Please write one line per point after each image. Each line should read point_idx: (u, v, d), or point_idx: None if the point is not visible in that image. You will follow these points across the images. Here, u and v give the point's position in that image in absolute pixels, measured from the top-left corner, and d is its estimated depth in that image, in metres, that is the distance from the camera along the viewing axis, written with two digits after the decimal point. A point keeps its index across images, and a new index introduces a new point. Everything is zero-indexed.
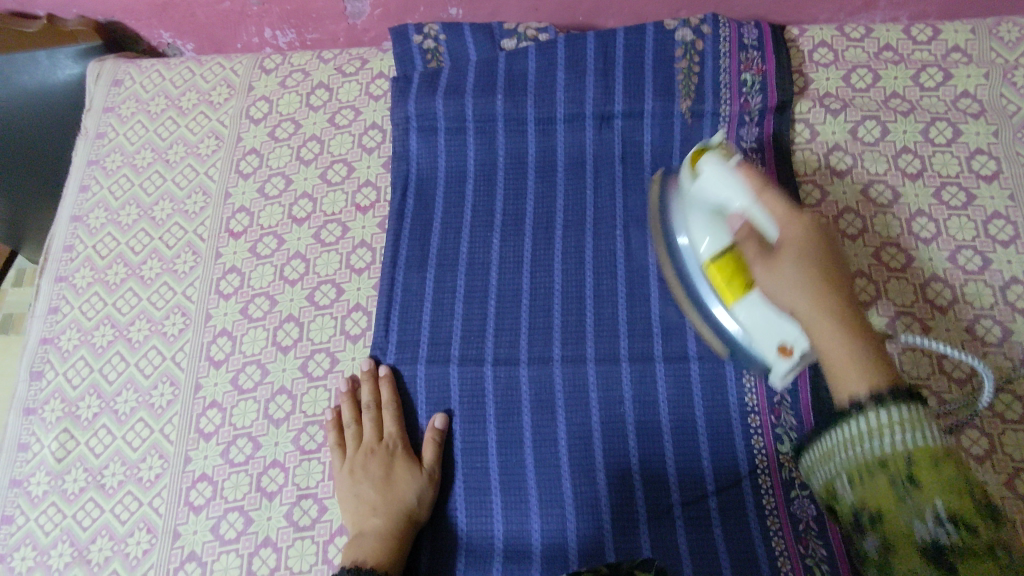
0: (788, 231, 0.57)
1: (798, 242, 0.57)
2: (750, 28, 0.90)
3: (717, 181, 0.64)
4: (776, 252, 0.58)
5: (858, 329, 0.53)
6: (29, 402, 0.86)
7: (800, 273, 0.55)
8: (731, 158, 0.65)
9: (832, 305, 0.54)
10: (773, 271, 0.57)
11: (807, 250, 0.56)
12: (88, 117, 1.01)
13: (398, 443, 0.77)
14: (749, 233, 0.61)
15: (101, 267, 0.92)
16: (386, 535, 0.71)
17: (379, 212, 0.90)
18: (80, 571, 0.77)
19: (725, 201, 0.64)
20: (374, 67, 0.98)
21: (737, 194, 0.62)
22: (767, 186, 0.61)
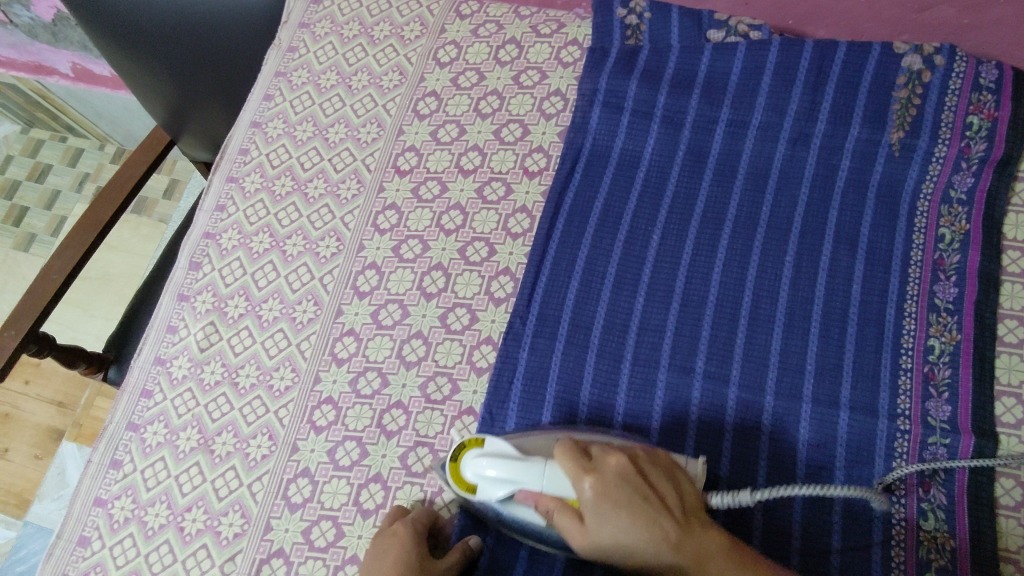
0: (599, 476, 0.59)
1: (609, 480, 0.59)
2: (990, 67, 0.81)
3: (497, 479, 0.64)
4: (587, 523, 0.58)
5: (670, 527, 0.57)
6: (185, 289, 0.90)
7: (630, 517, 0.57)
8: (485, 446, 0.67)
9: (666, 540, 0.56)
10: (603, 497, 0.58)
11: (656, 523, 0.56)
12: (284, 30, 1.04)
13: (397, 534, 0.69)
14: (562, 506, 0.60)
15: (270, 176, 0.95)
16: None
17: (545, 180, 0.88)
18: (203, 458, 0.81)
19: (524, 485, 0.62)
20: (570, 32, 0.95)
21: (533, 477, 0.62)
22: (573, 458, 0.61)
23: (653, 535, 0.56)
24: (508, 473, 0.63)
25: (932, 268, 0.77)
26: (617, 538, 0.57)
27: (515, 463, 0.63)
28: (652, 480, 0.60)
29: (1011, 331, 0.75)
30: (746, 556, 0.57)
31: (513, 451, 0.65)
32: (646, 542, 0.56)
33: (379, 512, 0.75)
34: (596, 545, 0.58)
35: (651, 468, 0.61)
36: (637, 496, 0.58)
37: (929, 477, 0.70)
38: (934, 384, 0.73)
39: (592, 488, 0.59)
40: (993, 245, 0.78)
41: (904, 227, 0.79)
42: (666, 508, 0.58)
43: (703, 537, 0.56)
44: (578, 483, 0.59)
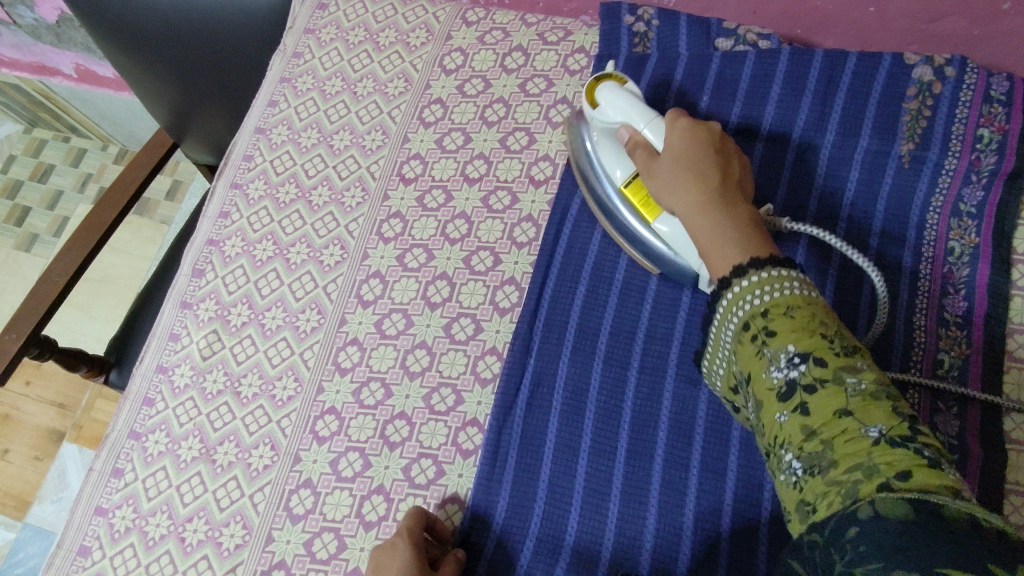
0: (682, 135, 0.70)
1: (699, 129, 0.71)
2: (1001, 79, 0.80)
3: (617, 106, 0.75)
4: (660, 165, 0.70)
5: (706, 184, 0.66)
6: (187, 297, 0.90)
7: (690, 156, 0.68)
8: (624, 86, 0.77)
9: (705, 190, 0.66)
10: (682, 154, 0.69)
11: (696, 171, 0.67)
12: (289, 35, 1.03)
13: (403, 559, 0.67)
14: (647, 147, 0.73)
15: (274, 183, 0.94)
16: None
17: (551, 189, 0.88)
18: (204, 468, 0.80)
19: (635, 121, 0.74)
20: (577, 40, 0.94)
21: (642, 117, 0.74)
22: (680, 120, 0.71)
23: (689, 172, 0.67)
24: (622, 106, 0.75)
25: (941, 281, 0.77)
26: (670, 181, 0.69)
27: (630, 103, 0.75)
28: (732, 168, 0.69)
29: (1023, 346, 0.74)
30: (757, 236, 0.62)
31: (632, 97, 0.75)
32: (688, 188, 0.66)
33: (382, 524, 0.75)
34: (657, 179, 0.70)
35: (734, 167, 0.70)
36: (700, 166, 0.67)
37: None
38: (942, 399, 0.73)
39: (677, 141, 0.70)
40: (1003, 259, 0.77)
41: (913, 241, 0.79)
42: (721, 171, 0.68)
43: (733, 206, 0.65)
44: (672, 125, 0.71)
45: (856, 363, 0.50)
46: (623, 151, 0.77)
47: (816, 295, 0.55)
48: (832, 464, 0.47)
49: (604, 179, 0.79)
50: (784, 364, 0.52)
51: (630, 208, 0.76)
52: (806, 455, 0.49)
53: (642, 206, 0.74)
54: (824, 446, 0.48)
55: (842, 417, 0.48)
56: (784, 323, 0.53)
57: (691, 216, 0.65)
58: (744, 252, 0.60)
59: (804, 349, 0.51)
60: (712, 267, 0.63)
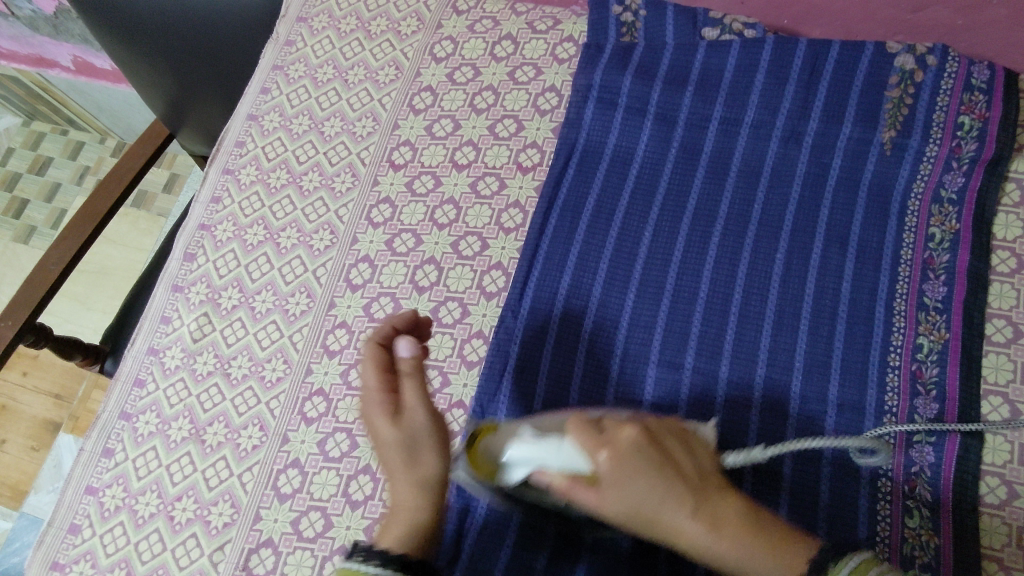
0: (612, 448, 0.52)
1: (624, 447, 0.52)
2: (982, 68, 0.82)
3: (520, 460, 0.56)
4: (603, 486, 0.51)
5: (700, 503, 0.51)
6: (179, 280, 0.91)
7: (652, 488, 0.51)
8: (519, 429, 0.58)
9: (708, 515, 0.51)
10: (620, 468, 0.51)
11: (677, 505, 0.51)
12: (282, 24, 1.05)
13: (410, 415, 0.59)
14: (563, 510, 0.53)
15: (265, 168, 0.95)
16: (418, 515, 0.58)
17: (539, 176, 0.89)
18: (193, 448, 0.81)
19: (543, 466, 0.54)
20: (566, 29, 0.96)
21: (551, 455, 0.54)
22: (582, 431, 0.53)
23: (665, 500, 0.51)
24: (527, 454, 0.55)
25: (921, 267, 0.78)
26: (638, 499, 0.51)
27: (531, 449, 0.55)
28: (668, 444, 0.55)
29: (999, 331, 0.75)
30: (770, 534, 0.52)
31: (527, 442, 0.56)
32: (682, 513, 0.51)
33: (368, 503, 0.76)
34: (614, 507, 0.51)
35: (669, 439, 0.56)
36: (659, 463, 0.52)
37: (915, 473, 0.70)
38: (922, 383, 0.73)
39: (606, 458, 0.51)
40: (982, 245, 0.78)
41: (894, 226, 0.79)
42: (671, 462, 0.53)
43: (718, 502, 0.52)
44: (582, 442, 0.53)
45: None
46: (530, 466, 0.55)
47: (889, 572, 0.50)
48: None
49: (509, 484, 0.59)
50: None
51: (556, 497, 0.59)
52: None
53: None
54: None
55: None
56: None
57: (693, 552, 0.52)
58: (784, 559, 0.51)
59: None
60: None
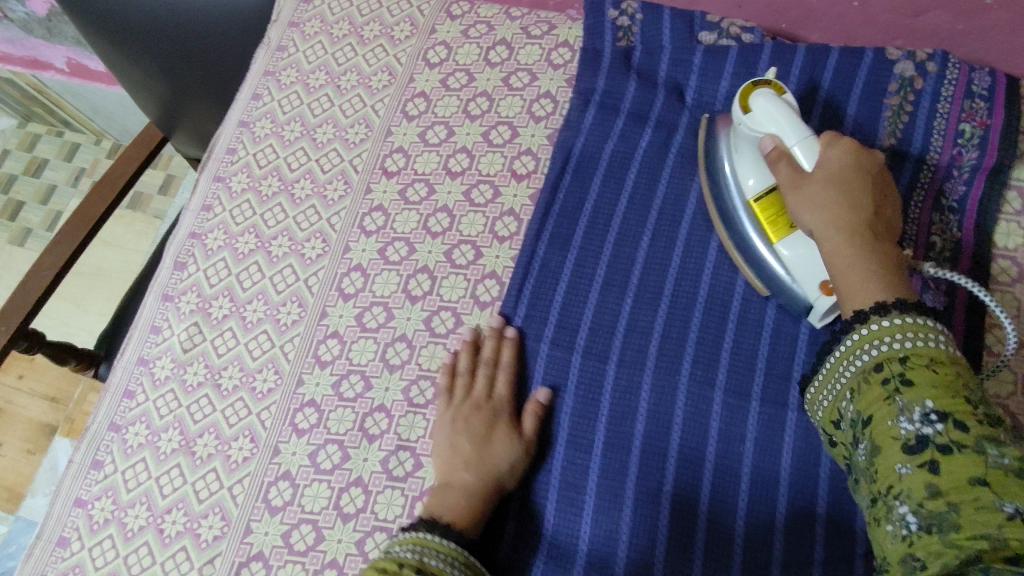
0: (827, 172, 0.68)
1: (863, 155, 0.69)
2: (983, 74, 0.80)
3: (771, 116, 0.72)
4: (810, 176, 0.68)
5: (862, 215, 0.66)
6: (169, 289, 0.90)
7: (829, 201, 0.67)
8: (783, 96, 0.73)
9: (848, 222, 0.66)
10: (819, 187, 0.67)
11: (859, 214, 0.66)
12: (274, 28, 1.03)
13: (504, 408, 0.76)
14: (783, 160, 0.70)
15: (257, 176, 0.94)
16: (473, 494, 0.70)
17: (534, 183, 0.87)
18: (183, 460, 0.80)
19: (784, 134, 0.71)
20: (561, 34, 0.94)
21: (795, 133, 0.70)
22: (836, 138, 0.70)
23: (834, 222, 0.66)
24: (773, 117, 0.72)
25: (922, 276, 0.76)
26: (818, 197, 0.67)
27: (789, 112, 0.71)
28: (885, 200, 0.69)
29: (1000, 341, 0.74)
30: (898, 276, 0.63)
31: (784, 113, 0.72)
32: (835, 204, 0.66)
33: (360, 516, 0.75)
34: (800, 202, 0.68)
35: (890, 194, 0.70)
36: (866, 186, 0.68)
37: None
38: None
39: (837, 151, 0.69)
40: (982, 255, 0.77)
41: (895, 235, 0.78)
42: (880, 215, 0.67)
43: (879, 240, 0.65)
44: (827, 149, 0.70)
45: (999, 440, 0.49)
46: (761, 163, 0.74)
47: (943, 356, 0.55)
48: (953, 527, 0.47)
49: (728, 187, 0.78)
50: (917, 416, 0.52)
51: (753, 219, 0.74)
52: (927, 511, 0.48)
53: (768, 224, 0.73)
54: (946, 508, 0.48)
55: (975, 482, 0.47)
56: (922, 374, 0.54)
57: (833, 244, 0.66)
58: (884, 284, 0.62)
59: (940, 406, 0.52)
60: (841, 300, 0.64)
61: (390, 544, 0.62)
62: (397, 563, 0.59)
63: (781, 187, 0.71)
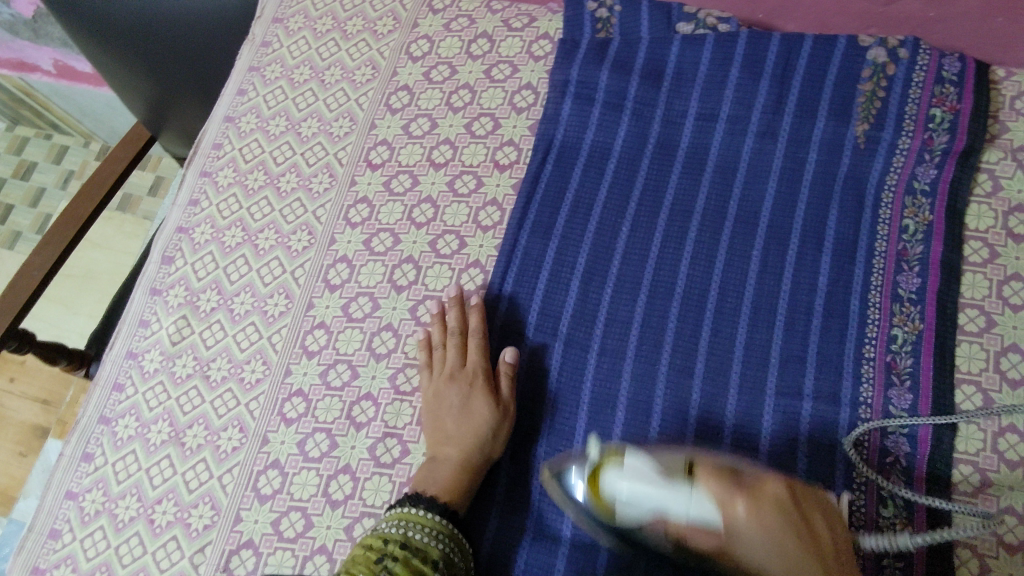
0: (750, 497, 0.56)
1: (762, 496, 0.57)
2: (953, 60, 0.82)
3: (641, 494, 0.58)
4: (735, 543, 0.55)
5: (817, 550, 0.56)
6: (157, 283, 0.91)
7: (776, 535, 0.55)
8: (626, 458, 0.61)
9: (806, 559, 0.55)
10: (761, 520, 0.55)
11: (787, 540, 0.55)
12: (259, 25, 1.05)
13: (479, 373, 0.76)
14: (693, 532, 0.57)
15: (243, 170, 0.95)
16: (461, 462, 0.72)
17: (516, 173, 0.89)
18: (173, 451, 0.81)
19: (668, 510, 0.57)
20: (541, 26, 0.96)
21: (680, 500, 0.57)
22: (723, 478, 0.57)
23: (785, 562, 0.55)
24: (648, 492, 0.58)
25: (895, 259, 0.77)
26: (757, 556, 0.55)
27: (658, 479, 0.58)
28: (810, 521, 0.58)
29: (973, 320, 0.75)
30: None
31: (653, 467, 0.59)
32: (783, 563, 0.55)
33: (348, 503, 0.76)
34: (736, 565, 0.56)
35: (806, 500, 0.60)
36: (801, 537, 0.56)
37: (889, 464, 0.71)
38: (897, 374, 0.73)
39: (743, 508, 0.56)
40: (955, 236, 0.78)
41: (869, 219, 0.79)
42: (807, 533, 0.57)
43: (836, 572, 0.56)
44: (727, 496, 0.56)
45: None
46: (646, 532, 0.60)
47: None
48: None
49: (608, 509, 0.61)
50: None
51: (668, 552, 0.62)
52: None
53: None
54: None
55: None
56: None
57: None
58: None
59: None
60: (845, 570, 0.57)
61: (378, 520, 0.68)
62: (383, 538, 0.64)
63: (698, 543, 0.57)
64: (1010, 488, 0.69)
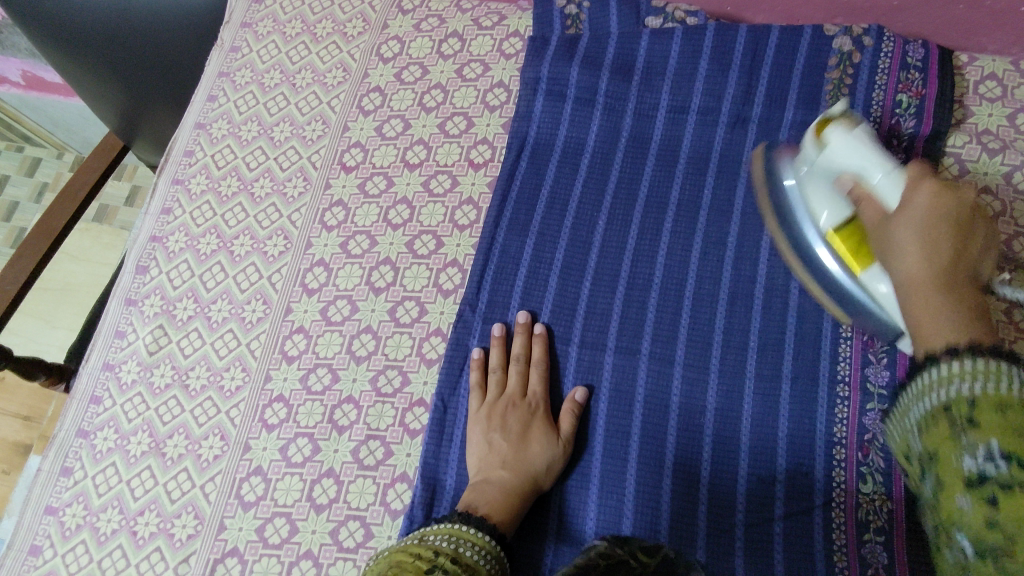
0: (937, 184, 0.56)
1: (948, 194, 0.55)
2: (917, 47, 0.83)
3: (851, 151, 0.65)
4: (895, 214, 0.57)
5: (962, 278, 0.50)
6: (132, 294, 0.90)
7: (929, 224, 0.53)
8: (858, 126, 0.66)
9: (939, 262, 0.51)
10: (914, 206, 0.55)
11: (939, 212, 0.54)
12: (227, 30, 1.04)
13: (539, 404, 0.76)
14: (862, 196, 0.62)
15: (216, 177, 0.94)
16: (509, 491, 0.70)
17: (490, 171, 0.89)
18: (154, 462, 0.81)
19: (864, 170, 0.63)
20: (511, 24, 0.96)
21: (877, 166, 0.62)
22: (924, 168, 0.57)
23: (926, 230, 0.53)
24: (852, 151, 0.64)
25: None
26: (902, 226, 0.55)
27: (858, 141, 0.65)
28: (974, 243, 0.53)
29: None
30: (973, 309, 0.47)
31: (869, 142, 0.65)
32: (919, 235, 0.53)
33: (333, 506, 0.76)
34: (887, 237, 0.57)
35: (976, 229, 0.53)
36: (948, 227, 0.52)
37: (868, 442, 0.71)
38: (872, 352, 0.73)
39: (931, 184, 0.55)
40: None
41: None
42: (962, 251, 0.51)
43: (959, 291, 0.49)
44: (910, 186, 0.57)
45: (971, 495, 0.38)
46: (838, 196, 0.65)
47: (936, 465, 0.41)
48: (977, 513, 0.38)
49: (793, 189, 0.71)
50: (981, 456, 0.38)
51: (834, 254, 0.68)
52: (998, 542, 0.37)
53: (854, 256, 0.65)
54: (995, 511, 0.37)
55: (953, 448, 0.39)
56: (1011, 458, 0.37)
57: (919, 281, 0.51)
58: (964, 320, 0.46)
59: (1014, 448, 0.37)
60: (900, 309, 0.53)
61: (425, 531, 0.64)
62: (433, 551, 0.60)
63: (867, 220, 0.61)
64: None
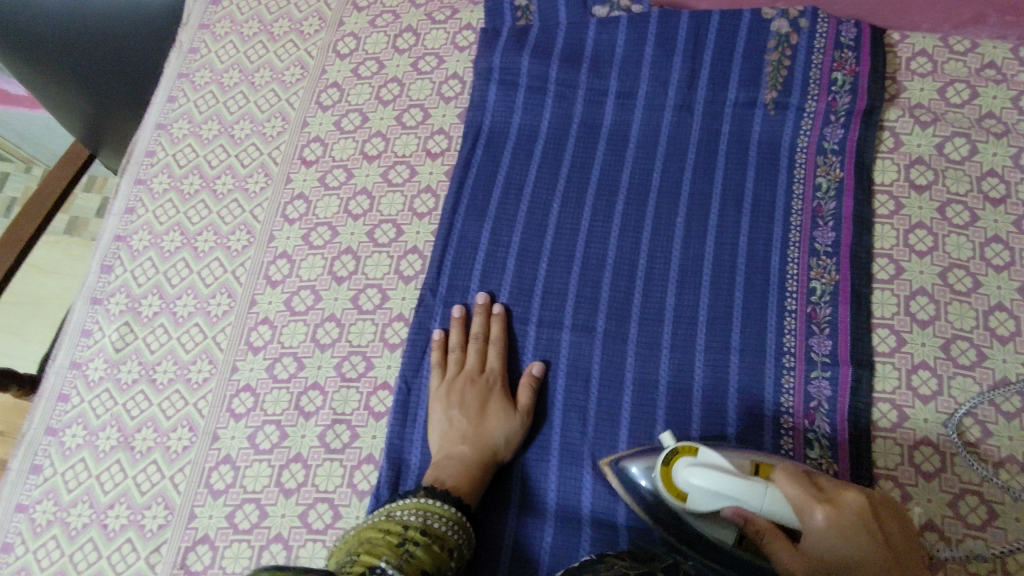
0: (830, 502, 0.57)
1: (842, 505, 0.58)
2: (849, 28, 0.87)
3: (709, 495, 0.61)
4: (805, 549, 0.58)
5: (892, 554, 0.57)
6: (97, 293, 0.91)
7: (851, 538, 0.56)
8: (707, 458, 0.63)
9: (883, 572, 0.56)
10: (826, 553, 0.57)
11: (867, 536, 0.57)
12: (185, 32, 1.05)
13: (498, 380, 0.78)
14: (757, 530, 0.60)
15: (178, 175, 0.96)
16: (470, 465, 0.72)
17: (447, 160, 0.91)
18: (123, 456, 0.82)
19: (743, 501, 0.60)
20: (464, 18, 0.98)
21: (754, 497, 0.59)
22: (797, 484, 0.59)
23: (866, 565, 0.56)
24: (717, 489, 0.60)
25: (811, 215, 0.81)
26: (826, 555, 0.57)
27: (732, 480, 0.60)
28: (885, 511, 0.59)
29: (883, 268, 0.79)
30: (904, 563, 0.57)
31: (729, 469, 0.61)
32: (851, 556, 0.56)
33: (301, 490, 0.77)
34: (810, 572, 0.58)
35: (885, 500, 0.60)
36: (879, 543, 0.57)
37: (813, 408, 0.74)
38: (817, 323, 0.77)
39: (824, 514, 0.57)
40: (864, 189, 0.82)
41: (785, 178, 0.83)
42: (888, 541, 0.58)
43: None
44: (806, 508, 0.58)
45: None
46: (720, 522, 0.62)
47: None
48: None
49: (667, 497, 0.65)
50: None
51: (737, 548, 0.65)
52: None
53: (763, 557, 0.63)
54: None
55: None
56: None
57: None
58: None
59: None
60: None
61: (392, 508, 0.65)
62: (401, 525, 0.62)
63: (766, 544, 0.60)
64: (923, 420, 0.73)
